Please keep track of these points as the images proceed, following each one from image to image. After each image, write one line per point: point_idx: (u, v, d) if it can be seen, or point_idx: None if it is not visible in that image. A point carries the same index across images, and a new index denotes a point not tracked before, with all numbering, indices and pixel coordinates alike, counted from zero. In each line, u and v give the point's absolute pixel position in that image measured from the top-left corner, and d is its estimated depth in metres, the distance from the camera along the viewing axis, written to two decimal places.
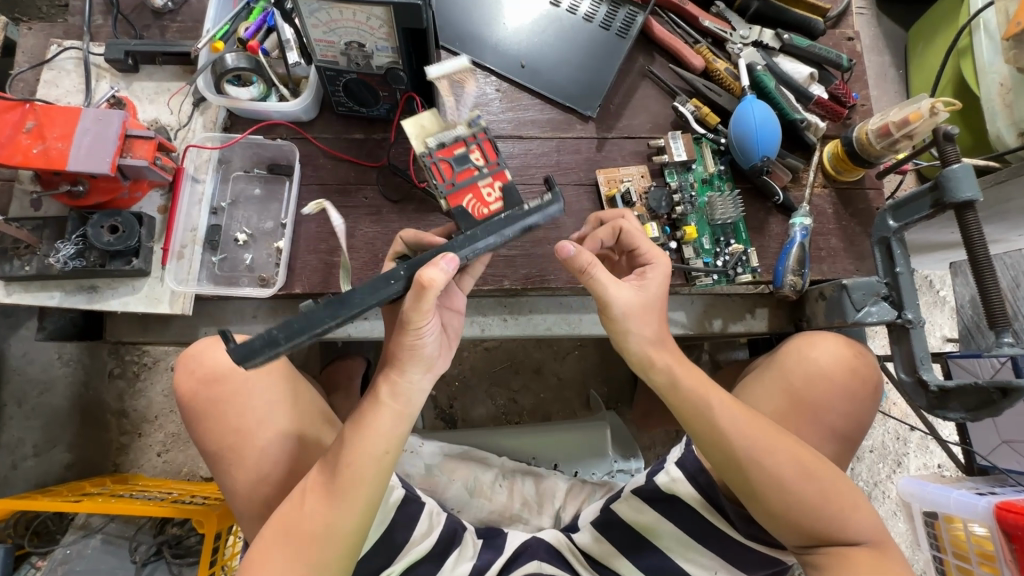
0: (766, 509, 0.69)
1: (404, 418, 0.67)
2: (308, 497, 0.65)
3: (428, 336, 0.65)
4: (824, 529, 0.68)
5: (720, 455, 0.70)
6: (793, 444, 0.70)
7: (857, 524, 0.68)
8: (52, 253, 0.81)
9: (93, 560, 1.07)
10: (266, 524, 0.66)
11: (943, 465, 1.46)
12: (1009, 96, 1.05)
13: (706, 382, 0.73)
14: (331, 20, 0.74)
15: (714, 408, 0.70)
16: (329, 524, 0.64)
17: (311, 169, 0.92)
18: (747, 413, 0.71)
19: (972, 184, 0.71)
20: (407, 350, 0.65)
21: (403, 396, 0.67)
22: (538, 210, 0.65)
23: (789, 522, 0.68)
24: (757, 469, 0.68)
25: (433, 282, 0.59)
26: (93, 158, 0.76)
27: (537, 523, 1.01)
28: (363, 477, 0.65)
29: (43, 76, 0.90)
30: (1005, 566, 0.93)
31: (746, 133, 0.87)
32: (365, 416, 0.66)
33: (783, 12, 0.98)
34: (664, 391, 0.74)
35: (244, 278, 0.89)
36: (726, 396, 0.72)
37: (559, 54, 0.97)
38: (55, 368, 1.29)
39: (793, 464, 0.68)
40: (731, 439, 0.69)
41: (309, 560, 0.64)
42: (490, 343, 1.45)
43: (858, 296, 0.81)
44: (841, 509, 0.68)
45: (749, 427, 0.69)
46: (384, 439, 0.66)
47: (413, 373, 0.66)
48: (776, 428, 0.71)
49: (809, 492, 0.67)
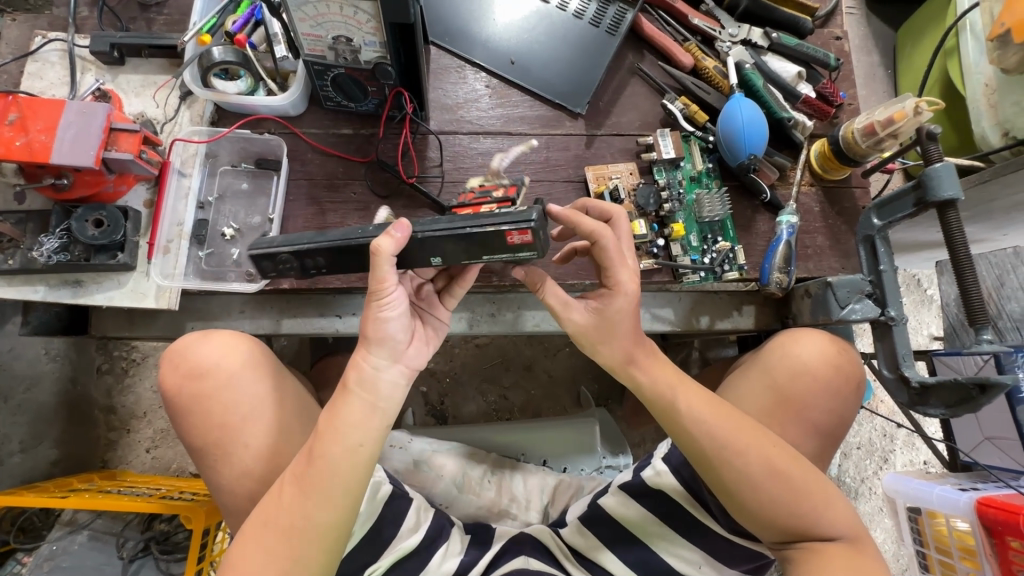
0: (738, 507, 0.70)
1: (376, 406, 0.67)
2: (284, 491, 0.65)
3: (391, 314, 0.66)
4: (796, 525, 0.69)
5: (698, 450, 0.70)
6: (768, 439, 0.70)
7: (830, 518, 0.69)
8: (36, 247, 0.80)
9: (79, 556, 1.07)
10: (248, 519, 0.66)
11: (929, 462, 1.48)
12: (993, 97, 1.06)
13: (680, 382, 0.73)
14: (318, 14, 0.74)
15: (687, 403, 0.72)
16: (306, 516, 0.64)
17: (299, 164, 0.91)
18: (725, 408, 0.72)
19: (953, 182, 0.72)
20: (370, 322, 0.66)
21: (370, 384, 0.66)
22: (505, 214, 0.65)
23: (763, 519, 0.69)
24: (727, 469, 0.69)
25: (380, 247, 0.63)
26: (77, 152, 0.76)
27: (526, 519, 1.02)
28: (337, 469, 0.65)
29: (27, 68, 0.89)
30: (986, 561, 0.95)
31: (732, 130, 0.88)
32: (335, 408, 0.66)
33: (772, 11, 0.98)
34: (636, 390, 0.75)
35: (231, 274, 0.88)
36: (704, 393, 0.73)
37: (549, 51, 0.97)
38: (42, 363, 1.23)
39: (764, 464, 0.69)
40: (702, 438, 0.70)
41: (290, 554, 0.63)
42: (480, 340, 1.46)
43: (842, 293, 0.82)
44: (814, 506, 0.69)
45: (727, 426, 0.70)
46: (358, 431, 0.65)
47: (376, 356, 0.67)
48: (751, 426, 0.71)
49: (780, 490, 0.68)
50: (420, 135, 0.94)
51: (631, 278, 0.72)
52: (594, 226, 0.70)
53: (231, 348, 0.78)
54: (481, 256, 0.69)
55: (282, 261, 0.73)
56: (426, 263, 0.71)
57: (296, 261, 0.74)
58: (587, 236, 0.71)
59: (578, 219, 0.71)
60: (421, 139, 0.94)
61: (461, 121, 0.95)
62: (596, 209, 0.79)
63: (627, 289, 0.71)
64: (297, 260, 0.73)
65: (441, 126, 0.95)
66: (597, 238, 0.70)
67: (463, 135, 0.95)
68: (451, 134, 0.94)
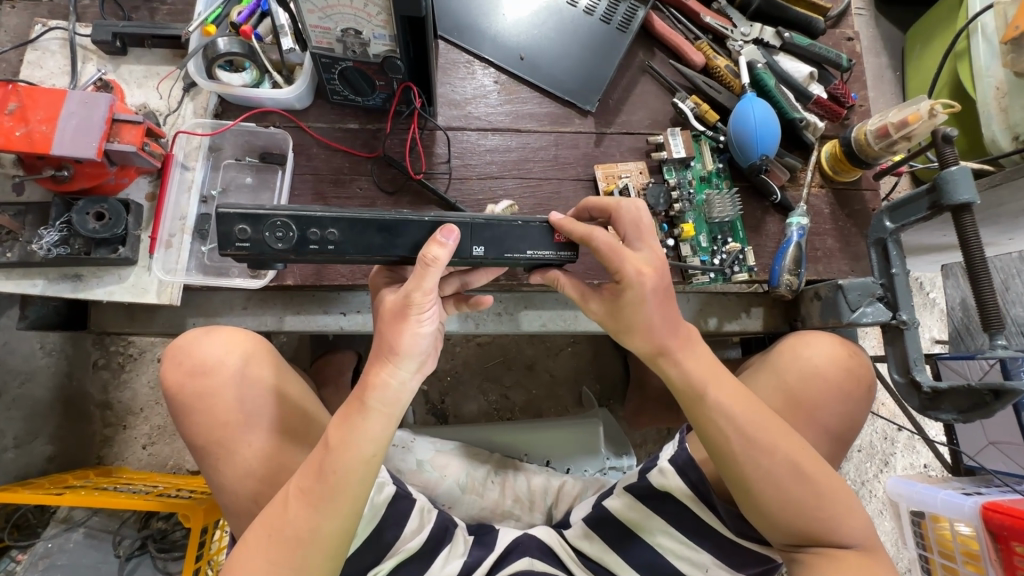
0: (755, 505, 0.69)
1: (391, 417, 0.65)
2: (289, 503, 0.64)
3: (426, 328, 0.64)
4: (813, 529, 0.68)
5: (723, 445, 0.69)
6: (793, 439, 0.69)
7: (848, 526, 0.68)
8: (35, 239, 0.78)
9: (74, 554, 1.05)
10: (250, 526, 0.65)
11: (929, 465, 1.48)
12: (1004, 100, 1.06)
13: (717, 374, 0.71)
14: (328, 5, 0.72)
15: (719, 397, 0.69)
16: (313, 528, 0.63)
17: (305, 158, 0.90)
18: (755, 403, 0.70)
19: (969, 186, 0.71)
20: (407, 337, 0.63)
21: (391, 400, 0.64)
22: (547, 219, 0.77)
23: (780, 522, 0.68)
24: (754, 468, 0.67)
25: (432, 255, 0.63)
26: (78, 143, 0.74)
27: (529, 520, 1.00)
28: (349, 482, 0.63)
29: (27, 56, 0.87)
30: (990, 566, 0.94)
31: (745, 131, 0.87)
32: (350, 421, 0.64)
33: (787, 10, 0.97)
34: (670, 377, 0.72)
35: (234, 269, 0.87)
36: (736, 387, 0.71)
37: (559, 48, 0.96)
38: (37, 358, 1.21)
39: (790, 465, 0.67)
40: (730, 432, 0.68)
41: (294, 563, 0.63)
42: (482, 338, 1.45)
43: (854, 296, 0.81)
44: (831, 511, 0.68)
45: (758, 422, 0.68)
46: (371, 443, 0.64)
47: (403, 370, 0.64)
48: (781, 424, 0.70)
49: (803, 492, 0.67)
50: (428, 130, 0.92)
51: (637, 267, 0.67)
52: (587, 231, 0.69)
53: (234, 345, 0.77)
54: (523, 252, 0.73)
55: (276, 224, 0.66)
56: (467, 252, 0.71)
57: (297, 228, 0.66)
58: (582, 240, 0.70)
59: (574, 226, 0.70)
60: (429, 135, 0.92)
61: (470, 117, 0.94)
62: (596, 207, 0.77)
63: (645, 276, 0.67)
64: (299, 229, 0.66)
65: (449, 122, 0.93)
66: (587, 239, 0.69)
67: (472, 131, 0.93)
68: (460, 130, 0.93)
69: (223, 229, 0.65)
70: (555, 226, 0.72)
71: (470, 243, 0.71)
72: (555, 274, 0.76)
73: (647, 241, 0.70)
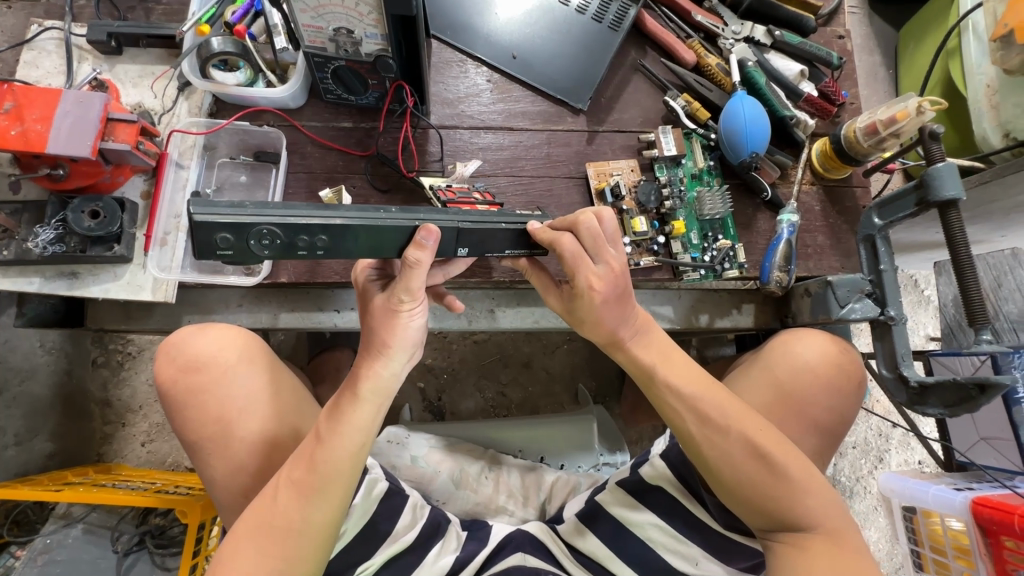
0: (719, 484, 0.70)
1: (382, 405, 0.68)
2: (279, 494, 0.64)
3: (416, 322, 0.66)
4: (779, 511, 0.67)
5: (679, 424, 0.71)
6: (749, 418, 0.69)
7: (814, 508, 0.67)
8: (31, 237, 0.79)
9: (74, 550, 1.06)
10: (239, 518, 0.65)
11: (923, 462, 1.49)
12: (995, 98, 1.07)
13: (670, 356, 0.73)
14: (319, 5, 0.73)
15: (671, 377, 0.71)
16: (304, 518, 0.64)
17: (299, 157, 0.90)
18: (712, 384, 0.71)
19: (955, 181, 0.72)
20: (397, 332, 0.65)
21: (384, 392, 0.67)
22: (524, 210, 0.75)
23: (744, 501, 0.69)
24: (710, 446, 0.69)
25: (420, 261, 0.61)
26: (73, 142, 0.75)
27: (523, 514, 1.01)
28: (338, 473, 0.65)
29: (23, 56, 0.88)
30: (980, 561, 0.95)
31: (734, 128, 0.88)
32: (342, 411, 0.65)
33: (778, 9, 0.98)
34: (626, 364, 0.75)
35: (229, 268, 0.87)
36: (692, 368, 0.72)
37: (551, 47, 0.97)
38: (38, 356, 1.23)
39: (745, 442, 0.68)
40: (683, 411, 0.70)
41: (283, 554, 0.63)
42: (479, 336, 1.45)
43: (842, 292, 0.82)
44: (795, 492, 0.67)
45: (712, 400, 0.70)
46: (361, 432, 0.66)
47: (396, 363, 0.67)
48: (737, 403, 0.70)
49: (761, 472, 0.67)
50: (421, 129, 0.93)
51: (589, 281, 0.68)
52: (553, 237, 0.67)
53: (227, 342, 0.77)
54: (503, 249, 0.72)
55: (262, 233, 0.58)
56: (451, 254, 0.69)
57: (284, 237, 0.59)
58: (548, 245, 0.68)
59: (559, 237, 0.67)
60: (422, 133, 0.93)
61: (463, 115, 0.95)
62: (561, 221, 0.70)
63: (596, 291, 0.68)
64: (286, 236, 0.60)
65: (442, 121, 0.94)
66: (555, 245, 0.68)
67: (465, 130, 0.94)
68: (453, 128, 0.94)
69: (203, 238, 0.57)
70: (535, 233, 0.69)
71: (454, 245, 0.68)
72: (524, 261, 0.76)
73: (606, 254, 0.68)
